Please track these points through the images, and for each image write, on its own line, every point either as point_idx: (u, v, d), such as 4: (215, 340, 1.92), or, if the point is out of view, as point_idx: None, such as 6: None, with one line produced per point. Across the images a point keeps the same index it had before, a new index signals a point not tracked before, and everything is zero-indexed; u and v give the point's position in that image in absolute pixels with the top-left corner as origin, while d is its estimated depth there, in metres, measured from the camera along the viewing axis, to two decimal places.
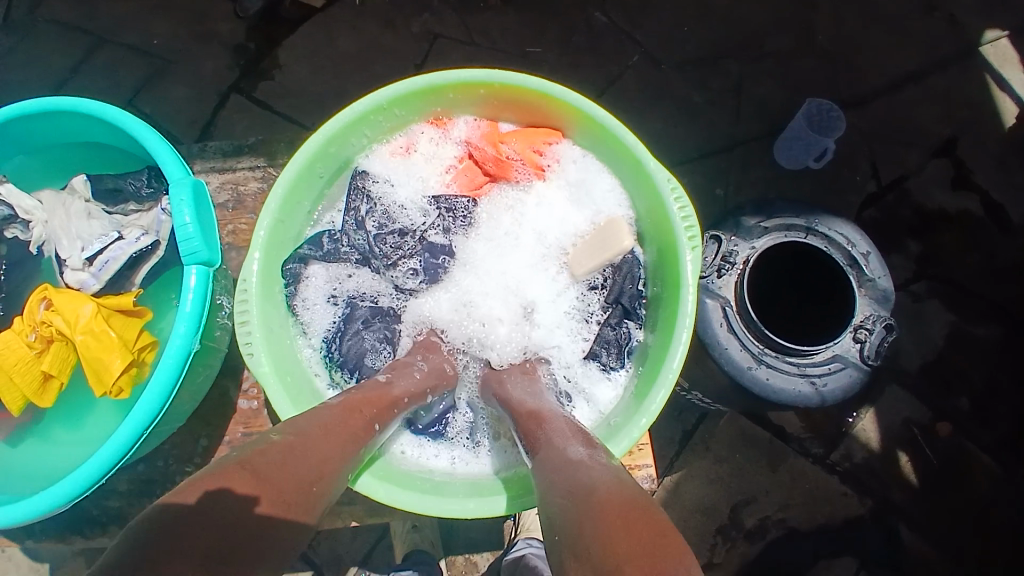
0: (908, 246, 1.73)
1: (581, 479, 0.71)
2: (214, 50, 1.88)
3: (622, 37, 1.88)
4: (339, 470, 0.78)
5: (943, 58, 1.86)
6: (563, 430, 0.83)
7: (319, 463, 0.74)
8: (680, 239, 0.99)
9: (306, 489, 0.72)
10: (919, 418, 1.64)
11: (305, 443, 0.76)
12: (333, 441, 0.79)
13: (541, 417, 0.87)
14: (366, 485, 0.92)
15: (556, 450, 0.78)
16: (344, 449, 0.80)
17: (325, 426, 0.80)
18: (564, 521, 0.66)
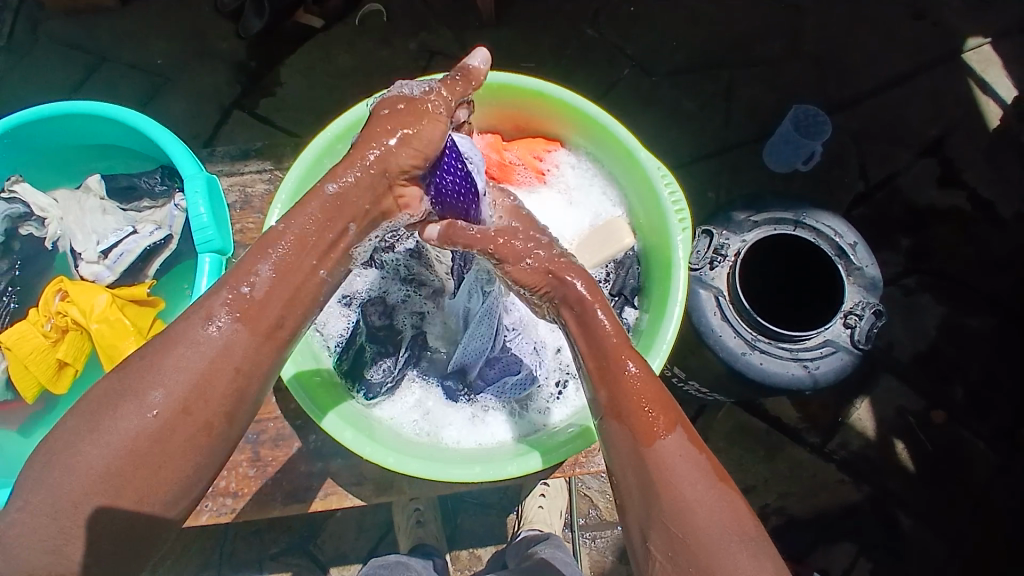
0: (899, 242, 1.77)
1: (699, 508, 0.73)
2: (217, 68, 1.94)
3: (613, 49, 1.95)
4: (209, 408, 0.75)
5: (925, 62, 1.93)
6: (657, 417, 0.77)
7: (207, 391, 0.75)
8: (671, 220, 1.03)
9: (163, 438, 0.74)
10: (916, 409, 1.66)
11: (155, 389, 0.74)
12: (188, 380, 0.75)
13: (624, 382, 0.78)
14: (331, 425, 0.89)
15: (664, 457, 0.75)
16: (204, 384, 0.75)
17: (184, 360, 0.75)
18: (684, 554, 0.72)
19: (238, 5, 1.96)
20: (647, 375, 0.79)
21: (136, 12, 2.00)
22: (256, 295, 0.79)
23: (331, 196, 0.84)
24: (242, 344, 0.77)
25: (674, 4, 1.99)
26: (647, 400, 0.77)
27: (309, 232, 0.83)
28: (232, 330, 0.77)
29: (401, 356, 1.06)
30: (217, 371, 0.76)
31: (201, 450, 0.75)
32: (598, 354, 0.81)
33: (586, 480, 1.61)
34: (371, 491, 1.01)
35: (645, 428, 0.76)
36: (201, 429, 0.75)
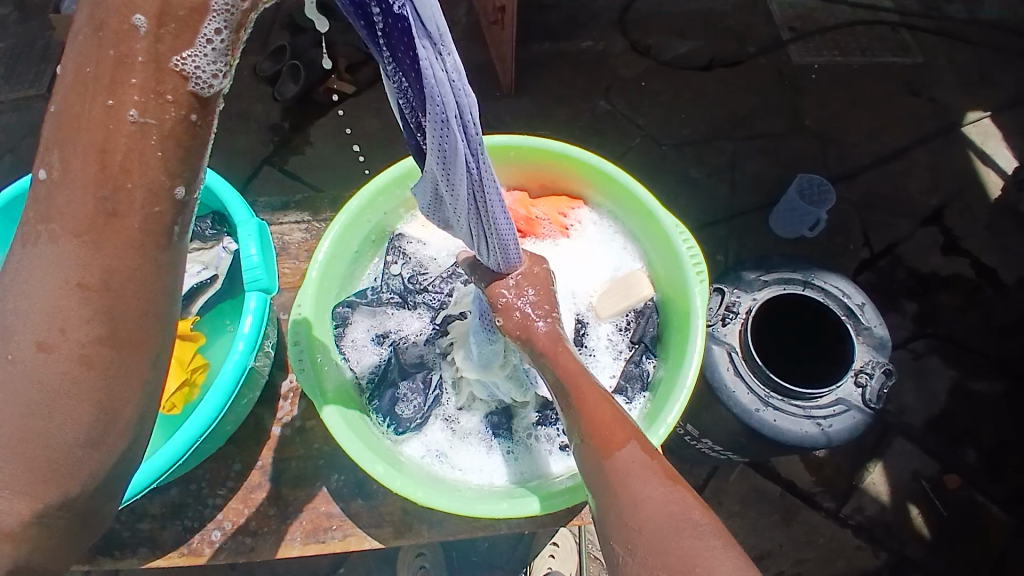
0: (905, 307, 1.81)
1: (659, 514, 0.71)
2: (251, 128, 2.07)
3: (624, 120, 2.07)
4: (86, 338, 0.57)
5: (919, 138, 2.05)
6: (614, 432, 0.77)
7: (59, 321, 0.56)
8: (688, 272, 1.08)
9: (43, 380, 0.57)
10: (930, 473, 1.65)
11: (10, 330, 0.57)
12: (43, 310, 0.56)
13: (581, 403, 0.80)
14: (358, 452, 0.89)
15: (620, 467, 0.75)
16: (66, 312, 0.56)
17: (28, 292, 0.57)
18: (649, 559, 0.69)
19: (276, 71, 2.10)
20: (605, 397, 0.81)
21: None
22: (62, 181, 0.54)
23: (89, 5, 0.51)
24: (83, 252, 0.56)
25: (682, 81, 2.14)
26: (602, 417, 0.78)
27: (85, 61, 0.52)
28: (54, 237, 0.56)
29: (430, 391, 1.09)
30: (62, 296, 0.56)
31: (92, 387, 0.58)
32: (561, 383, 0.82)
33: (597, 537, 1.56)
34: (389, 534, 0.99)
35: (601, 444, 0.77)
36: (80, 361, 0.57)
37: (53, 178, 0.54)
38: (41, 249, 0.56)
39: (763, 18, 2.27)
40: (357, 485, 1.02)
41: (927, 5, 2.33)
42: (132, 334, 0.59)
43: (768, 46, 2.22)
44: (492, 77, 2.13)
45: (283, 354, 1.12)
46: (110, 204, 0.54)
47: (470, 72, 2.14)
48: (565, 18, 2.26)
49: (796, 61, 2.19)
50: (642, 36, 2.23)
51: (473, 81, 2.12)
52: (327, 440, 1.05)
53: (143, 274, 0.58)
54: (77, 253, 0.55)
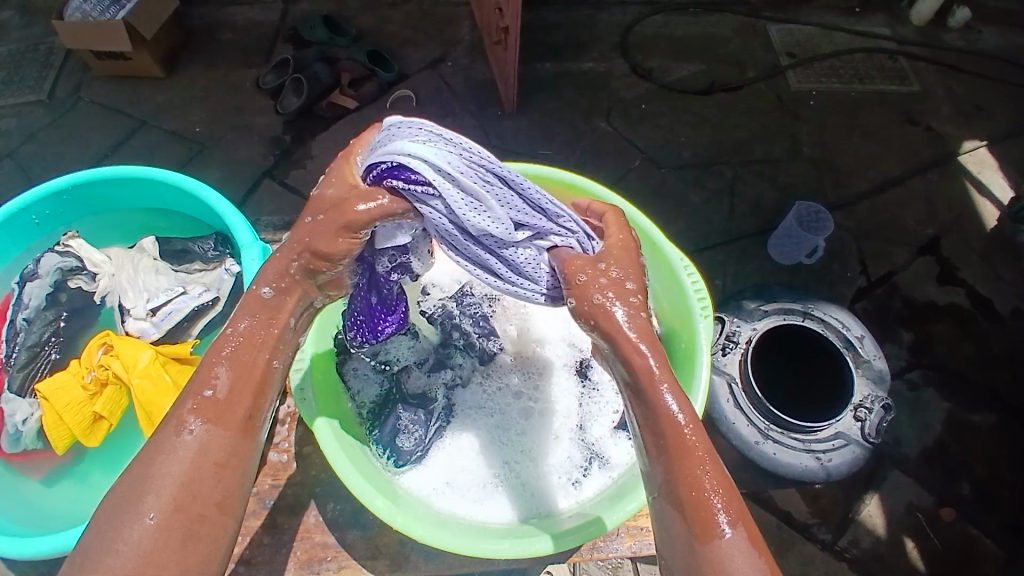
0: (902, 336, 1.80)
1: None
2: (252, 139, 2.05)
3: (625, 142, 2.07)
4: (206, 502, 0.68)
5: (916, 167, 2.07)
6: (721, 513, 0.66)
7: (209, 489, 0.68)
8: (694, 308, 1.04)
9: (167, 538, 0.65)
10: (925, 505, 1.62)
11: (144, 492, 0.66)
12: (177, 482, 0.67)
13: (684, 470, 0.67)
14: (360, 487, 0.87)
15: (724, 561, 0.64)
16: (192, 482, 0.68)
17: (161, 468, 0.68)
18: None
19: (279, 84, 2.11)
20: (718, 472, 0.68)
21: (180, 84, 2.15)
22: (220, 395, 0.72)
23: (264, 299, 0.77)
24: (219, 443, 0.70)
25: (682, 104, 2.16)
26: (711, 493, 0.66)
27: (260, 329, 0.76)
28: (201, 432, 0.70)
29: (431, 423, 1.07)
30: (199, 464, 0.69)
31: (204, 543, 0.67)
32: (657, 432, 0.69)
33: (592, 571, 1.48)
34: (386, 567, 0.98)
35: (697, 525, 0.66)
36: (193, 522, 0.67)
37: (224, 391, 0.72)
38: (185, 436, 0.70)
39: (764, 44, 2.30)
40: (354, 515, 1.00)
41: (925, 35, 2.37)
42: (238, 505, 0.70)
43: (768, 71, 2.24)
44: (495, 96, 2.14)
45: None
46: (250, 412, 0.73)
47: (474, 90, 2.14)
48: (569, 39, 2.28)
49: (795, 88, 2.21)
50: (644, 59, 2.25)
51: (475, 99, 2.13)
52: (323, 469, 1.04)
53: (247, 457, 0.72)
54: (222, 439, 0.71)
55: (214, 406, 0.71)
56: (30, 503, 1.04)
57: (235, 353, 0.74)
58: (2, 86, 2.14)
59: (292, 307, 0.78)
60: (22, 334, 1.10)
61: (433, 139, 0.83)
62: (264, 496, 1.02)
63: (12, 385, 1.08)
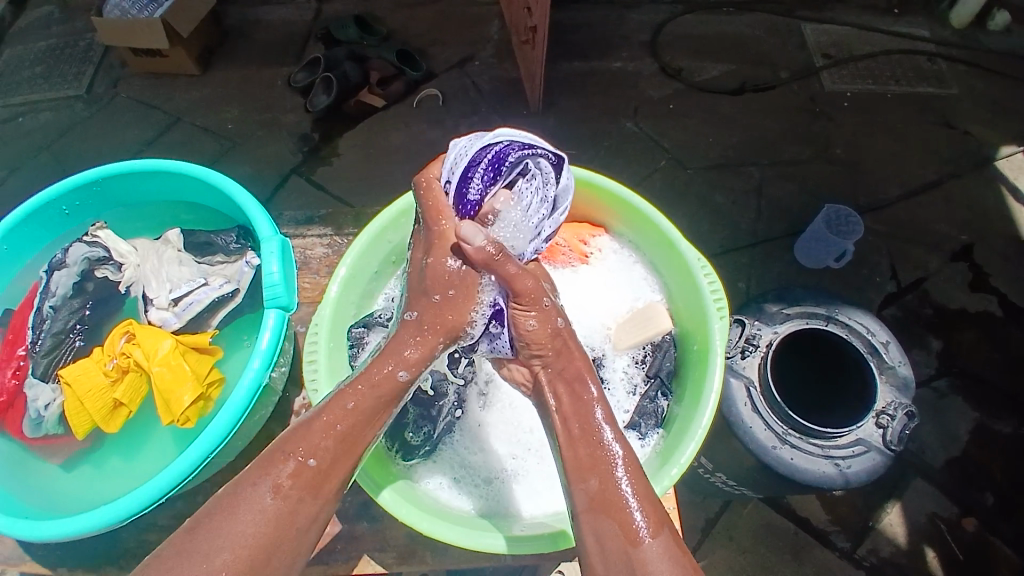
0: (931, 344, 1.75)
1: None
2: (281, 136, 2.09)
3: (650, 141, 2.05)
4: (273, 566, 0.69)
5: (950, 170, 2.01)
6: (640, 517, 0.72)
7: (276, 554, 0.70)
8: (709, 308, 1.01)
9: None
10: (948, 517, 1.57)
11: (214, 545, 0.68)
12: (250, 543, 0.68)
13: (610, 477, 0.76)
14: (366, 481, 0.90)
15: (646, 565, 0.69)
16: (269, 547, 0.69)
17: (239, 523, 0.69)
18: None
19: (308, 83, 2.14)
20: (639, 483, 0.76)
21: (214, 81, 2.21)
22: (321, 464, 0.75)
23: (399, 381, 0.83)
24: (302, 511, 0.72)
25: (710, 104, 2.13)
26: (629, 496, 0.74)
27: (374, 404, 0.81)
28: (283, 495, 0.72)
29: (439, 418, 1.06)
30: (272, 526, 0.70)
31: None
32: (585, 448, 0.79)
33: None
34: (392, 559, 0.99)
35: (627, 526, 0.72)
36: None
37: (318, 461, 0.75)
38: (258, 494, 0.72)
39: (796, 43, 2.26)
40: (362, 506, 1.02)
41: (965, 37, 2.29)
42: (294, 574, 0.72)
43: (800, 71, 2.20)
44: (520, 94, 2.14)
45: (296, 370, 1.13)
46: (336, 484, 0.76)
47: (499, 88, 2.15)
48: (596, 37, 2.27)
49: (827, 89, 2.16)
50: (672, 58, 2.23)
51: (500, 98, 2.13)
52: None
53: (315, 526, 0.74)
54: (297, 507, 0.72)
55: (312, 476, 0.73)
56: (49, 487, 1.08)
57: (344, 428, 0.78)
58: (44, 81, 2.23)
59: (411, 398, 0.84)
60: (47, 322, 1.14)
61: (536, 146, 1.00)
62: None
63: (36, 370, 1.12)
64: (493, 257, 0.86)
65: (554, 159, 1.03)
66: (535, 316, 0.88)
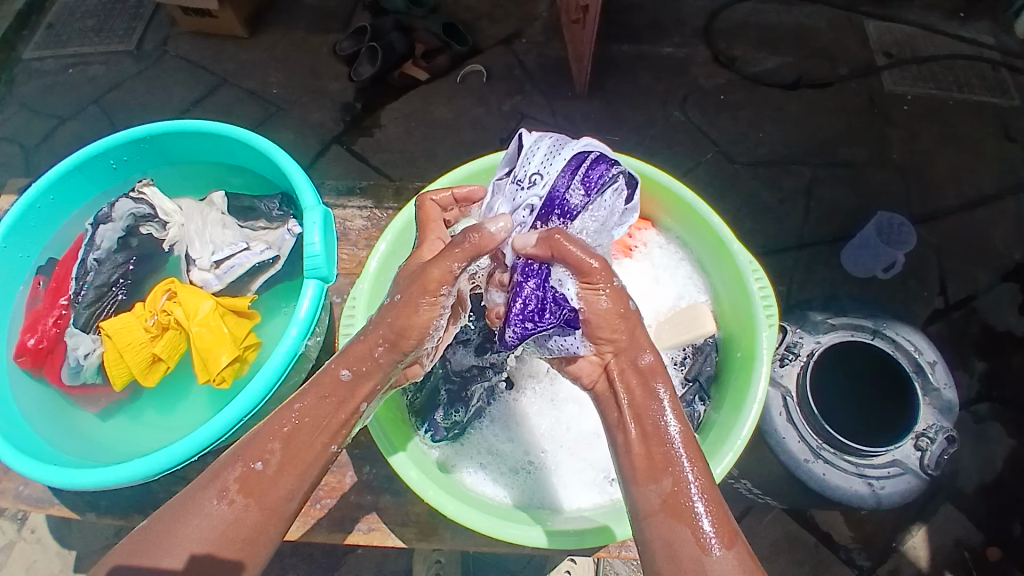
0: (975, 365, 1.68)
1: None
2: (324, 103, 2.08)
3: (697, 133, 2.00)
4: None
5: (1013, 185, 1.92)
6: (712, 528, 0.69)
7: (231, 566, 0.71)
8: (758, 315, 0.97)
9: None
10: (977, 545, 1.52)
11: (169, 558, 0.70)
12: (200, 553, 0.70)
13: (680, 481, 0.72)
14: (397, 460, 0.90)
15: None
16: (211, 558, 0.70)
17: (186, 535, 0.70)
18: None
19: (354, 51, 2.13)
20: (711, 490, 0.72)
21: (262, 44, 2.21)
22: (267, 470, 0.74)
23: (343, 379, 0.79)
24: (254, 519, 0.72)
25: (763, 98, 2.06)
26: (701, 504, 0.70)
27: (326, 409, 0.78)
28: (233, 504, 0.72)
29: (472, 404, 1.06)
30: (226, 540, 0.71)
31: None
32: (654, 449, 0.75)
33: (616, 567, 1.50)
34: (413, 535, 0.99)
35: (699, 534, 0.69)
36: None
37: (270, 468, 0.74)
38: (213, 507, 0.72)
39: (859, 40, 2.16)
40: (388, 480, 1.02)
41: None
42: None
43: (861, 70, 2.10)
44: (568, 76, 2.09)
45: (332, 341, 1.15)
46: (288, 492, 0.74)
47: (546, 69, 2.10)
48: (650, 21, 2.20)
49: (888, 90, 2.07)
50: (727, 47, 2.15)
51: (546, 78, 2.09)
52: (362, 431, 1.05)
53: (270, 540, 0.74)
54: (251, 516, 0.72)
55: (255, 483, 0.73)
56: (88, 436, 1.11)
57: (293, 431, 0.76)
58: (97, 35, 2.25)
59: (365, 393, 0.81)
60: (91, 274, 1.16)
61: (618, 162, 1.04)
62: None
63: (78, 320, 1.14)
64: (554, 241, 0.83)
65: (631, 180, 1.05)
66: (607, 293, 0.81)
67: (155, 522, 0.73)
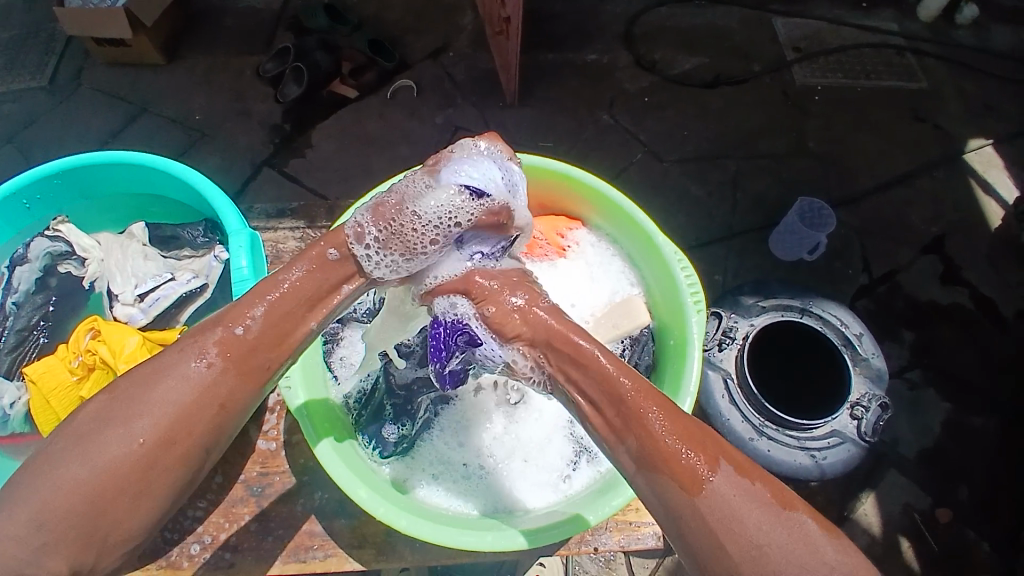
0: (903, 336, 1.78)
1: (765, 537, 0.61)
2: (252, 127, 2.04)
3: (627, 135, 2.05)
4: (195, 443, 0.69)
5: (922, 164, 2.05)
6: (696, 461, 0.65)
7: (203, 427, 0.69)
8: (687, 303, 1.01)
9: (143, 468, 0.66)
10: (922, 507, 1.61)
11: (136, 420, 0.67)
12: (172, 414, 0.67)
13: (647, 428, 0.67)
14: (342, 478, 0.88)
15: (717, 509, 0.63)
16: (189, 417, 0.68)
17: (166, 391, 0.68)
18: None
19: (279, 72, 2.09)
20: (677, 421, 0.68)
21: (181, 70, 2.14)
22: (250, 336, 0.72)
23: (329, 261, 0.78)
24: (227, 388, 0.70)
25: (686, 97, 2.14)
26: (675, 441, 0.66)
27: (314, 284, 0.77)
28: (212, 366, 0.70)
29: (418, 416, 1.05)
30: (197, 407, 0.69)
31: (177, 482, 0.68)
32: (617, 405, 0.70)
33: (585, 566, 1.55)
34: (371, 556, 0.97)
35: (686, 473, 0.65)
36: (177, 459, 0.68)
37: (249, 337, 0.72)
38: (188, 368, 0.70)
39: (770, 37, 2.27)
40: (340, 504, 1.00)
41: (933, 32, 2.33)
42: (217, 450, 0.72)
43: (774, 65, 2.21)
44: (498, 86, 2.12)
45: None
46: (269, 363, 0.74)
47: (476, 80, 2.12)
48: (573, 29, 2.26)
49: (800, 82, 2.18)
50: (648, 50, 2.22)
51: (477, 89, 2.11)
52: (311, 457, 1.03)
53: (247, 408, 0.73)
54: (226, 383, 0.71)
55: (238, 348, 0.71)
56: None
57: (278, 301, 0.74)
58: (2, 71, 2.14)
59: (349, 274, 0.79)
60: (10, 319, 1.12)
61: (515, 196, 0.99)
62: (252, 483, 1.02)
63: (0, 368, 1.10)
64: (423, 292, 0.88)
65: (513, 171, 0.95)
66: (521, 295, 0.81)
67: (125, 378, 0.70)
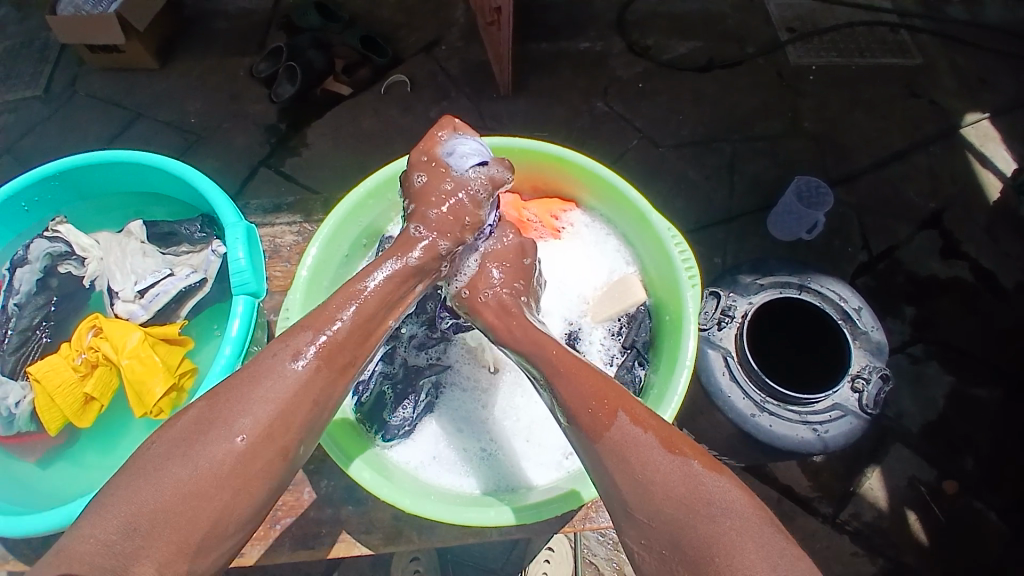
0: (904, 311, 1.78)
1: (654, 474, 0.69)
2: (248, 127, 2.04)
3: (622, 122, 2.05)
4: (293, 437, 0.74)
5: (919, 140, 2.04)
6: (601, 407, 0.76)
7: (296, 419, 0.74)
8: (681, 278, 1.01)
9: (248, 464, 0.70)
10: (928, 479, 1.61)
11: (238, 419, 0.72)
12: (272, 410, 0.73)
13: (568, 383, 0.79)
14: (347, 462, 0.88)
15: (615, 446, 0.72)
16: (290, 414, 0.74)
17: (264, 390, 0.74)
18: (652, 534, 0.67)
19: (272, 72, 2.10)
20: (591, 377, 0.80)
21: (175, 74, 2.15)
22: (339, 337, 0.79)
23: (412, 263, 0.88)
24: (318, 384, 0.77)
25: (680, 81, 2.13)
26: (586, 390, 0.78)
27: (392, 288, 0.86)
28: (309, 366, 0.77)
29: (420, 401, 1.07)
30: (294, 405, 0.75)
31: (278, 476, 0.73)
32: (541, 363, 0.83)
33: (593, 548, 1.54)
34: (379, 541, 0.98)
35: (593, 417, 0.75)
36: (278, 454, 0.72)
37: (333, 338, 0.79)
38: (280, 372, 0.75)
39: (762, 19, 2.27)
40: (346, 490, 1.01)
41: (927, 7, 2.32)
42: (307, 446, 0.77)
43: (767, 46, 2.21)
44: (491, 78, 2.12)
45: None
46: (354, 359, 0.81)
47: (469, 72, 2.12)
48: (564, 19, 2.25)
49: (794, 63, 2.18)
50: (640, 37, 2.22)
51: (470, 82, 2.11)
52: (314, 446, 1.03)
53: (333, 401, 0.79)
54: (316, 381, 0.77)
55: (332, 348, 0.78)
56: (25, 484, 1.04)
57: (363, 305, 0.82)
58: None
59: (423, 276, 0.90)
60: (13, 320, 1.14)
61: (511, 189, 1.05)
62: None
63: (4, 369, 1.11)
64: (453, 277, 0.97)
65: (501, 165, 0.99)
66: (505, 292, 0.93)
67: (224, 385, 0.75)
